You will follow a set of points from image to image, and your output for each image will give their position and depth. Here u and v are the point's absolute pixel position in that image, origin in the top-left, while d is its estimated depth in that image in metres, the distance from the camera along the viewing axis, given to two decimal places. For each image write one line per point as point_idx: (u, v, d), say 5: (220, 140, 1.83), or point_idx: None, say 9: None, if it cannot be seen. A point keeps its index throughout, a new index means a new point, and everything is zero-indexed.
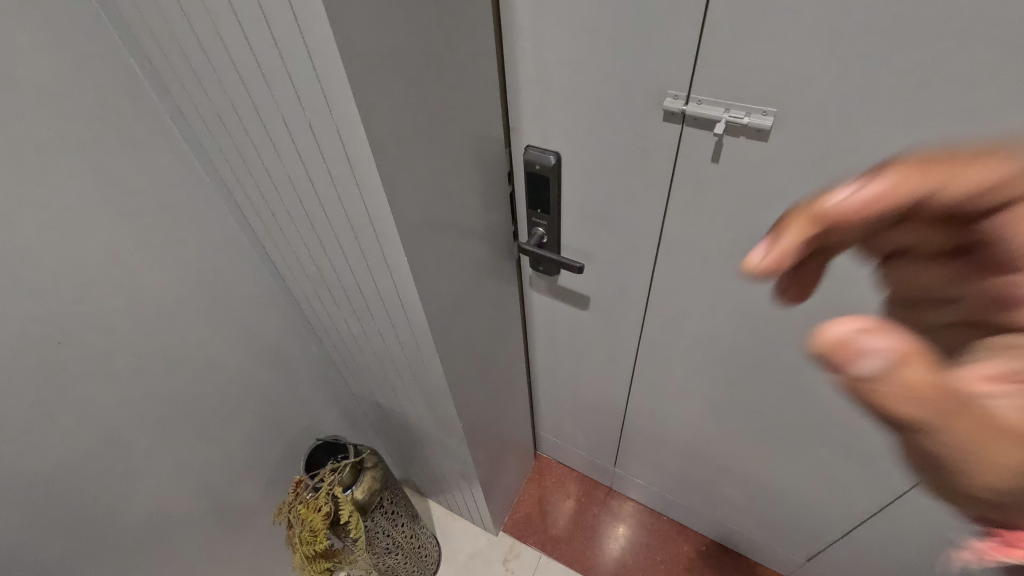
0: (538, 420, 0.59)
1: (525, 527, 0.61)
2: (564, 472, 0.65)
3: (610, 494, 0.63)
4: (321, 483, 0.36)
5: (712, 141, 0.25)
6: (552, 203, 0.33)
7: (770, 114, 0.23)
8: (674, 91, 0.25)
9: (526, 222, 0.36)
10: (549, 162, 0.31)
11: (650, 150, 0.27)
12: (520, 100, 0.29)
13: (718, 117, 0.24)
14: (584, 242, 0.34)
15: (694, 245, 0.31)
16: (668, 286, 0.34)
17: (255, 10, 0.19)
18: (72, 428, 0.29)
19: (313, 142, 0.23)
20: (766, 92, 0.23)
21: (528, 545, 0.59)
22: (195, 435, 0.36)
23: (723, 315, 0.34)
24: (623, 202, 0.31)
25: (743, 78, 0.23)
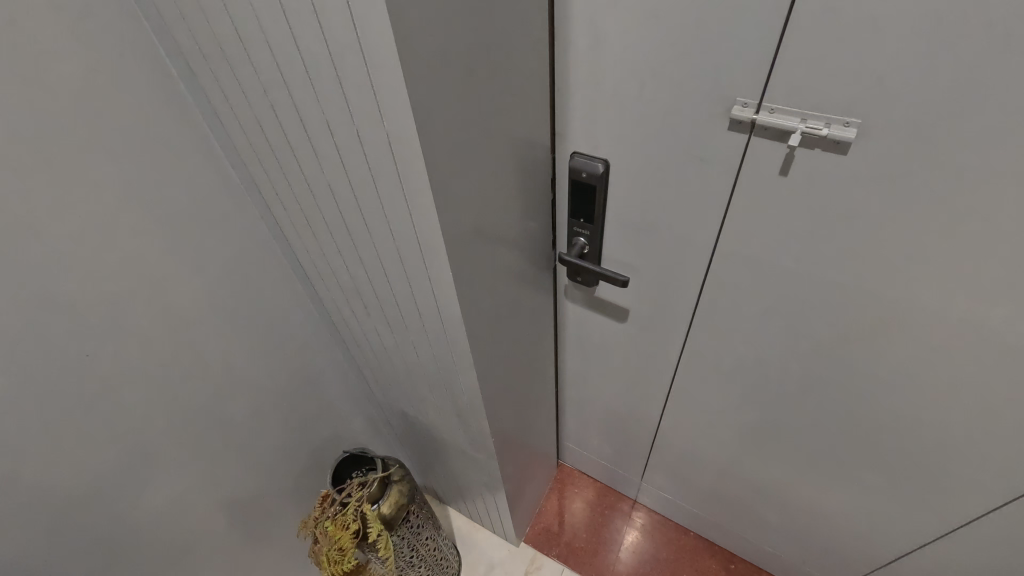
0: (563, 429, 0.57)
1: (547, 539, 0.60)
2: (588, 483, 0.64)
3: (635, 506, 0.61)
4: (349, 499, 0.34)
5: (782, 153, 0.23)
6: (597, 212, 0.31)
7: (852, 126, 0.21)
8: (743, 99, 0.23)
9: (566, 231, 0.34)
10: (596, 170, 0.29)
11: (711, 161, 0.25)
12: (568, 105, 0.28)
13: (793, 127, 0.22)
14: (628, 253, 0.33)
15: (750, 262, 0.29)
16: (717, 302, 0.32)
17: (306, 10, 0.18)
18: (98, 440, 0.28)
19: (358, 150, 0.21)
20: (849, 102, 0.21)
21: (551, 558, 0.58)
22: (221, 446, 0.35)
23: (777, 336, 0.32)
24: (675, 214, 0.29)
25: (824, 86, 0.21)
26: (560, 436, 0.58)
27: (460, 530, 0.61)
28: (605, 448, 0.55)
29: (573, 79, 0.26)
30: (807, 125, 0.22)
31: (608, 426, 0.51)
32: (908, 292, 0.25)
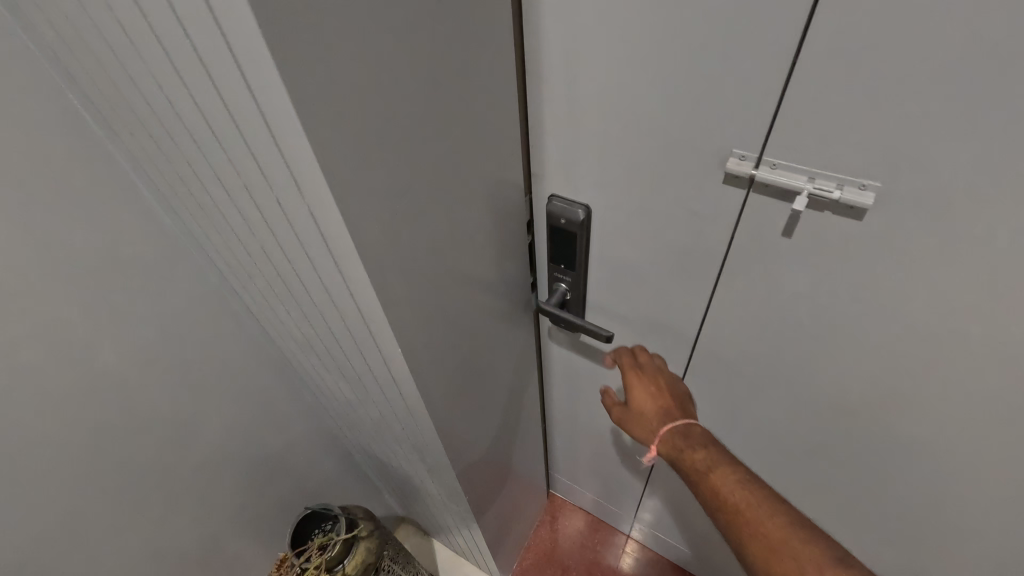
0: (552, 462, 0.54)
1: None
2: (579, 515, 0.61)
3: (629, 542, 0.58)
4: (308, 564, 0.32)
5: (787, 214, 0.20)
6: (578, 259, 0.28)
7: (870, 190, 0.17)
8: (741, 151, 0.19)
9: (547, 274, 0.31)
10: (576, 217, 0.26)
11: (705, 216, 0.22)
12: (544, 145, 0.24)
13: (799, 186, 0.19)
14: (615, 303, 0.29)
15: (751, 324, 0.25)
16: (712, 363, 0.29)
17: (196, 65, 0.14)
18: (21, 518, 0.25)
19: (282, 218, 0.18)
20: (871, 164, 0.17)
21: None
22: (169, 510, 0.32)
23: (777, 403, 0.28)
24: (666, 268, 0.25)
25: (841, 145, 0.17)
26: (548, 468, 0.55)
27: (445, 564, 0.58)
28: (596, 483, 0.52)
29: (548, 118, 0.23)
30: (816, 186, 0.18)
31: (598, 463, 0.48)
32: (930, 372, 0.22)
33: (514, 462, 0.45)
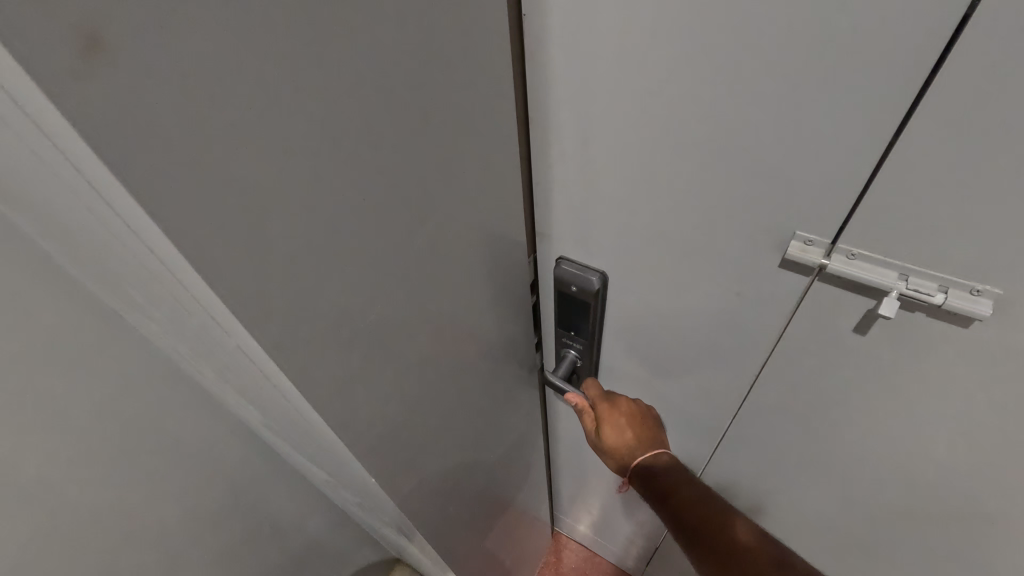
0: (555, 506, 0.50)
1: None
2: (583, 556, 0.56)
3: None
4: None
5: (866, 307, 0.16)
6: (591, 327, 0.24)
7: (989, 298, 0.14)
8: (807, 235, 0.15)
9: (553, 337, 0.27)
10: (590, 285, 0.22)
11: (751, 299, 0.18)
12: (552, 205, 0.20)
13: (890, 283, 0.15)
14: (635, 376, 0.25)
15: (805, 415, 0.21)
16: (750, 445, 0.25)
17: (54, 188, 0.10)
18: None
19: (219, 346, 0.14)
20: (991, 266, 0.13)
21: None
22: None
23: (825, 489, 0.24)
24: (699, 347, 0.22)
25: (949, 240, 0.13)
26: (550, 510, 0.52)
27: None
28: (604, 530, 0.48)
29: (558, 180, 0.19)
30: (911, 289, 0.15)
31: (608, 514, 0.44)
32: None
33: (518, 517, 0.41)
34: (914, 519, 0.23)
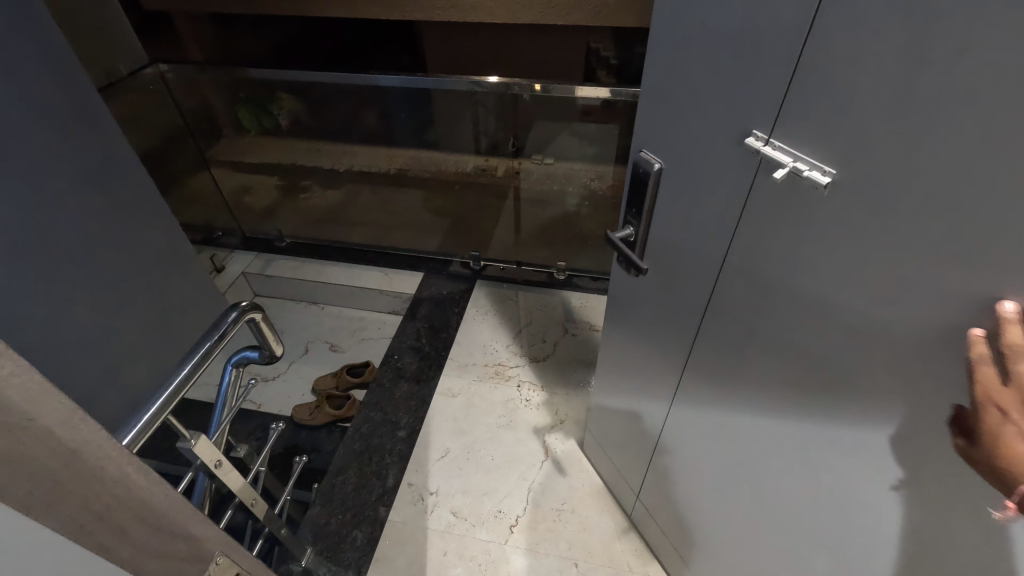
0: (686, 288, 0.89)
1: (719, 349, 0.86)
2: (718, 343, 0.86)
3: (742, 350, 0.81)
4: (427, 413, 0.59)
5: (724, 93, 0.66)
6: (639, 206, 0.90)
7: (725, 100, 0.66)
8: (715, 103, 0.68)
9: (675, 135, 0.78)
10: (648, 164, 0.84)
11: (674, 95, 0.75)
12: (665, 83, 0.76)
13: (757, 141, 0.63)
14: (667, 132, 0.79)
15: (713, 87, 0.67)
16: (738, 197, 0.70)
17: None
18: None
19: None
20: (750, 87, 0.62)
21: (721, 349, 0.85)
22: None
23: (761, 229, 0.68)
24: (664, 104, 0.77)
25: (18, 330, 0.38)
26: (645, 323, 1.06)
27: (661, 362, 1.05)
28: (684, 359, 0.97)
29: (674, 81, 0.73)
30: (761, 138, 0.63)
31: (687, 280, 0.88)
32: (811, 199, 0.60)
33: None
34: (775, 299, 0.71)
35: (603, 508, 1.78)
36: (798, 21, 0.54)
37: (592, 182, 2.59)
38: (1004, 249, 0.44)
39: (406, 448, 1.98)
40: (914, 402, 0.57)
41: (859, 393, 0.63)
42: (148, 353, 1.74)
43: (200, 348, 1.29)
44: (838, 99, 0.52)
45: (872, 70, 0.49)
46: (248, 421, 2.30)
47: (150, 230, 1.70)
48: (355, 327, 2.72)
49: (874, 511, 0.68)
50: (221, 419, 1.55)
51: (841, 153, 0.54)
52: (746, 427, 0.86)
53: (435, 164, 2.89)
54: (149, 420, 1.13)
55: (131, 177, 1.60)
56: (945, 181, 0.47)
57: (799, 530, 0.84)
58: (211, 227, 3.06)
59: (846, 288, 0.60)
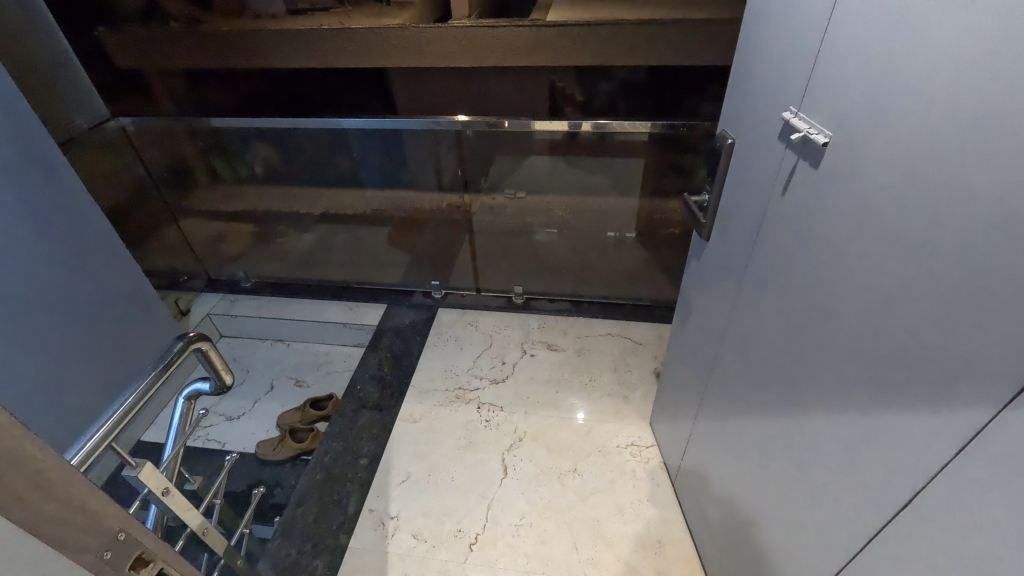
0: (740, 247, 1.08)
1: (757, 299, 1.02)
2: (757, 293, 1.02)
3: (771, 298, 0.97)
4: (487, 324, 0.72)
5: (776, 79, 0.88)
6: (713, 175, 1.15)
7: (777, 83, 0.88)
8: (770, 88, 0.90)
9: (754, 110, 0.96)
10: (725, 139, 1.08)
11: (749, 83, 0.98)
12: (746, 73, 0.99)
13: (790, 112, 0.83)
14: (740, 113, 1.03)
15: (770, 73, 0.89)
16: (778, 162, 0.90)
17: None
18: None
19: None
20: (789, 72, 0.84)
21: (758, 299, 1.02)
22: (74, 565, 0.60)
23: (793, 187, 0.86)
24: (742, 90, 1.01)
25: None
26: (711, 288, 1.25)
27: (717, 319, 1.23)
28: (733, 317, 1.14)
29: (752, 73, 0.96)
30: (792, 111, 0.83)
31: (742, 235, 1.06)
32: (817, 162, 0.79)
33: (111, 557, 0.67)
34: (795, 248, 0.88)
35: (562, 520, 1.77)
36: (825, 14, 0.73)
37: (558, 211, 2.91)
38: (932, 185, 0.60)
39: (366, 474, 1.97)
40: (871, 326, 0.72)
41: (840, 325, 0.78)
42: (105, 380, 1.90)
43: (147, 375, 1.39)
44: (839, 85, 0.72)
45: (859, 61, 0.68)
46: (210, 461, 2.29)
47: (102, 277, 1.90)
48: (320, 362, 2.74)
49: (812, 495, 0.90)
50: (176, 444, 1.65)
51: (831, 129, 0.75)
52: (748, 426, 1.11)
53: (405, 204, 3.09)
54: (103, 435, 1.19)
55: (88, 225, 1.82)
56: (903, 136, 0.63)
57: (793, 475, 0.96)
58: (177, 272, 3.05)
59: (815, 273, 0.83)
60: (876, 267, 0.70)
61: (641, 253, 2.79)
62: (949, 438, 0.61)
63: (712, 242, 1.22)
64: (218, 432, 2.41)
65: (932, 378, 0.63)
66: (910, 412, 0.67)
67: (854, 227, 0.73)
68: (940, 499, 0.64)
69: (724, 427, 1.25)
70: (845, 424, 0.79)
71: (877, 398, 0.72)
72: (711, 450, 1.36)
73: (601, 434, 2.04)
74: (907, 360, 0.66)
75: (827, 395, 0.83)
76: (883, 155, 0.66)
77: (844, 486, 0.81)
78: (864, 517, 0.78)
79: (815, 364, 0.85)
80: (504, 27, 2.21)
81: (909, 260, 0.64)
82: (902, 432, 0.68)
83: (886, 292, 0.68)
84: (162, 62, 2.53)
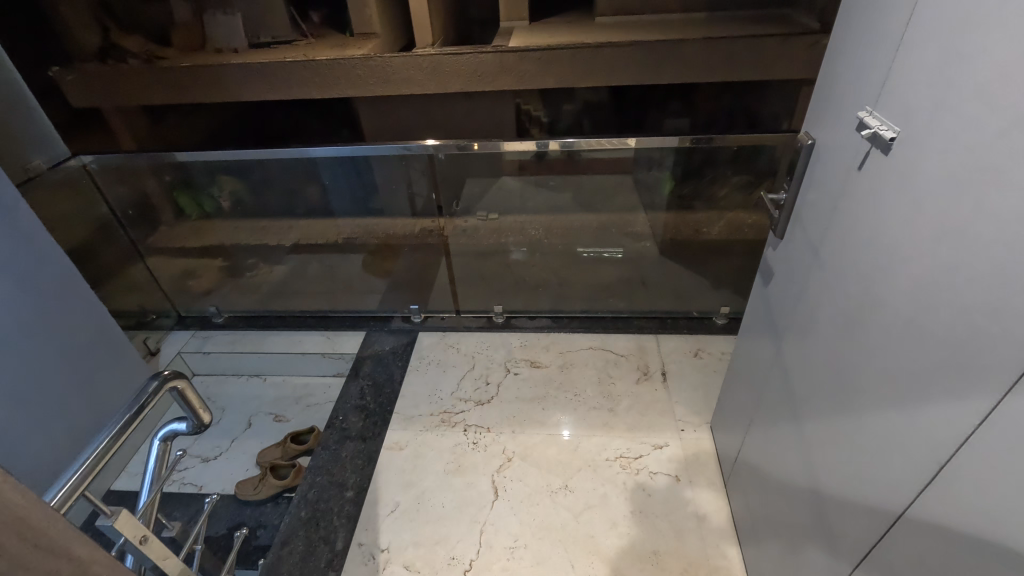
0: (807, 244, 1.09)
1: (818, 295, 1.04)
2: (818, 290, 1.04)
3: (831, 292, 0.99)
4: None
5: (854, 79, 0.90)
6: (791, 175, 1.13)
7: (852, 83, 0.90)
8: (846, 88, 0.92)
9: (831, 109, 0.98)
10: (806, 141, 1.06)
11: (827, 84, 1.00)
12: (827, 73, 1.00)
13: (865, 111, 0.86)
14: (819, 113, 1.03)
15: (848, 73, 0.91)
16: (850, 159, 0.91)
17: None
18: None
19: None
20: (866, 72, 0.86)
21: (819, 295, 1.04)
22: None
23: (859, 182, 0.89)
24: (822, 91, 1.02)
25: None
26: (776, 287, 1.25)
27: (780, 318, 1.23)
28: (795, 314, 1.15)
29: (831, 73, 0.98)
30: (869, 110, 0.85)
31: (811, 234, 1.07)
32: (884, 158, 0.82)
33: None
34: (856, 241, 0.90)
35: (555, 539, 1.76)
36: (904, 14, 0.76)
37: (532, 230, 2.97)
38: (981, 174, 0.63)
39: (355, 507, 1.91)
40: (915, 312, 0.75)
41: (889, 313, 0.81)
42: (70, 425, 1.81)
43: (120, 418, 1.33)
44: (914, 76, 0.74)
45: (930, 59, 0.71)
46: (188, 506, 2.19)
47: (67, 315, 1.83)
48: (299, 395, 2.63)
49: (850, 484, 0.93)
50: (151, 491, 1.56)
51: (899, 126, 0.78)
52: (800, 423, 1.13)
53: (378, 230, 3.06)
54: (74, 484, 1.13)
55: (49, 267, 1.76)
56: (960, 128, 0.66)
57: (837, 466, 0.98)
58: (144, 312, 2.91)
59: (871, 263, 0.86)
60: (925, 255, 0.73)
61: (617, 266, 2.84)
62: (973, 419, 0.65)
63: (784, 243, 1.20)
64: (195, 476, 2.30)
65: (963, 357, 0.67)
66: (942, 392, 0.70)
67: (909, 217, 0.76)
68: (962, 473, 0.67)
69: (778, 427, 1.26)
70: (886, 408, 0.82)
71: (915, 381, 0.76)
72: (764, 453, 1.36)
73: (590, 448, 2.03)
74: (945, 345, 0.69)
75: (872, 383, 0.86)
76: (944, 147, 0.69)
77: (880, 470, 0.84)
78: (894, 499, 0.81)
79: (865, 353, 0.88)
80: (468, 53, 2.26)
81: (954, 247, 0.68)
82: (934, 415, 0.72)
83: (929, 279, 0.72)
84: (128, 96, 2.51)
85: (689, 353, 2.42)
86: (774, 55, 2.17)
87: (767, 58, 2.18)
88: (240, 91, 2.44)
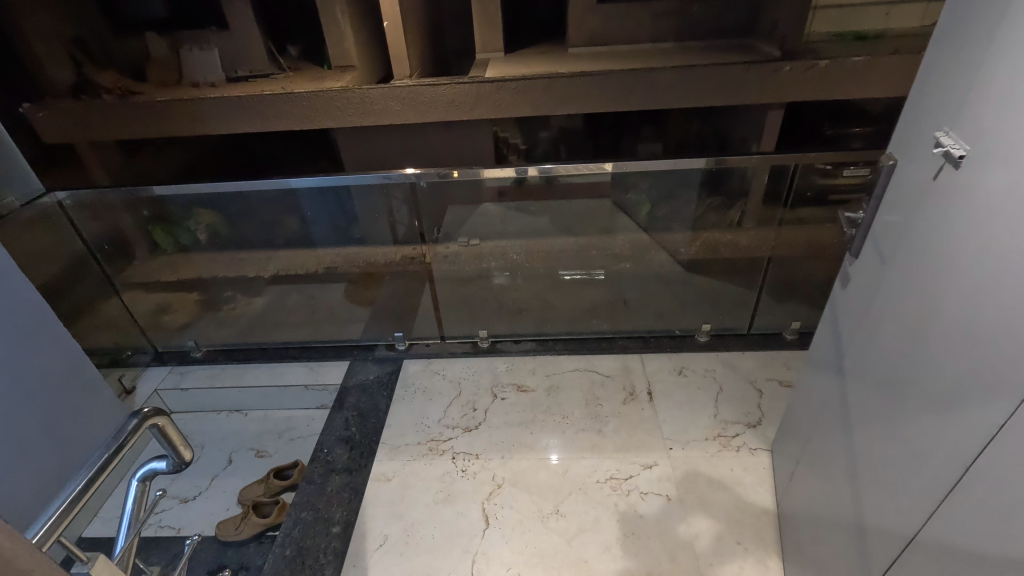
0: (876, 261, 1.13)
1: (882, 310, 1.09)
2: (884, 304, 1.09)
3: (896, 306, 1.04)
4: None
5: (933, 100, 0.95)
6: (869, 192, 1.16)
7: (932, 105, 0.96)
8: (926, 109, 0.97)
9: (911, 128, 1.03)
10: (886, 158, 1.10)
11: (907, 106, 1.04)
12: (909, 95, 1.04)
13: (941, 131, 0.92)
14: (900, 132, 1.07)
15: (930, 95, 0.96)
16: (924, 177, 0.97)
17: None
18: None
19: None
20: (946, 95, 0.91)
21: (884, 312, 1.08)
22: None
23: (929, 200, 0.95)
24: (904, 113, 1.05)
25: None
26: (841, 306, 1.29)
27: (846, 334, 1.25)
28: (857, 331, 1.20)
29: (913, 94, 1.02)
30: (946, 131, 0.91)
31: (881, 250, 1.11)
32: (955, 175, 0.88)
33: None
34: (921, 257, 0.97)
35: (550, 566, 1.75)
36: (983, 43, 0.82)
37: (512, 255, 3.02)
38: None
39: (342, 543, 1.88)
40: (967, 321, 0.83)
41: (943, 325, 0.89)
42: (42, 468, 1.75)
43: (98, 458, 1.30)
44: (990, 98, 0.80)
45: (1000, 87, 0.78)
46: (165, 549, 2.11)
47: (43, 353, 1.79)
48: (281, 429, 2.61)
49: (895, 489, 1.00)
50: (128, 536, 1.50)
51: (970, 145, 0.84)
52: (852, 437, 1.19)
53: (360, 259, 3.09)
54: (50, 529, 1.10)
55: (20, 305, 1.71)
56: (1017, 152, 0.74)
57: (882, 475, 1.05)
58: (119, 348, 2.87)
59: (931, 280, 0.93)
60: (978, 273, 0.81)
61: (598, 288, 2.89)
62: (1001, 419, 0.74)
63: (857, 261, 1.22)
64: (173, 517, 2.23)
65: (1001, 365, 0.75)
66: (981, 397, 0.79)
67: (968, 235, 0.84)
68: (991, 467, 0.76)
69: (833, 445, 1.29)
70: (931, 413, 0.90)
71: (959, 387, 0.84)
72: (816, 471, 1.40)
73: (579, 471, 2.04)
74: (989, 355, 0.78)
75: (922, 394, 0.93)
76: (1004, 170, 0.77)
77: (919, 473, 0.92)
78: (927, 496, 0.89)
79: (921, 364, 0.95)
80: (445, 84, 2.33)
81: (1003, 265, 0.76)
82: (971, 418, 0.81)
83: (982, 295, 0.80)
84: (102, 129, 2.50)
85: (673, 371, 2.45)
86: (753, 85, 2.28)
87: (729, 85, 2.30)
88: (221, 123, 2.45)
